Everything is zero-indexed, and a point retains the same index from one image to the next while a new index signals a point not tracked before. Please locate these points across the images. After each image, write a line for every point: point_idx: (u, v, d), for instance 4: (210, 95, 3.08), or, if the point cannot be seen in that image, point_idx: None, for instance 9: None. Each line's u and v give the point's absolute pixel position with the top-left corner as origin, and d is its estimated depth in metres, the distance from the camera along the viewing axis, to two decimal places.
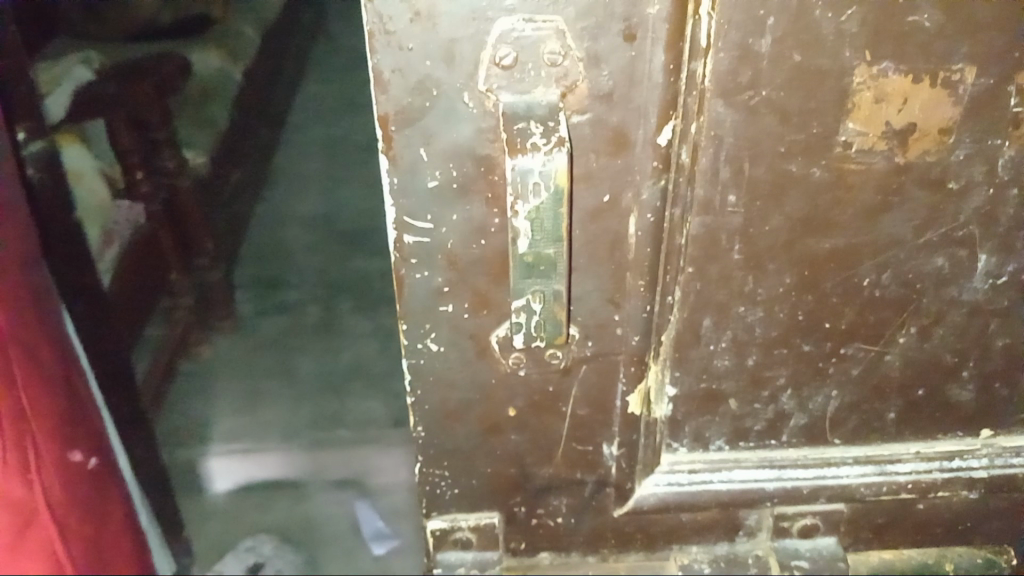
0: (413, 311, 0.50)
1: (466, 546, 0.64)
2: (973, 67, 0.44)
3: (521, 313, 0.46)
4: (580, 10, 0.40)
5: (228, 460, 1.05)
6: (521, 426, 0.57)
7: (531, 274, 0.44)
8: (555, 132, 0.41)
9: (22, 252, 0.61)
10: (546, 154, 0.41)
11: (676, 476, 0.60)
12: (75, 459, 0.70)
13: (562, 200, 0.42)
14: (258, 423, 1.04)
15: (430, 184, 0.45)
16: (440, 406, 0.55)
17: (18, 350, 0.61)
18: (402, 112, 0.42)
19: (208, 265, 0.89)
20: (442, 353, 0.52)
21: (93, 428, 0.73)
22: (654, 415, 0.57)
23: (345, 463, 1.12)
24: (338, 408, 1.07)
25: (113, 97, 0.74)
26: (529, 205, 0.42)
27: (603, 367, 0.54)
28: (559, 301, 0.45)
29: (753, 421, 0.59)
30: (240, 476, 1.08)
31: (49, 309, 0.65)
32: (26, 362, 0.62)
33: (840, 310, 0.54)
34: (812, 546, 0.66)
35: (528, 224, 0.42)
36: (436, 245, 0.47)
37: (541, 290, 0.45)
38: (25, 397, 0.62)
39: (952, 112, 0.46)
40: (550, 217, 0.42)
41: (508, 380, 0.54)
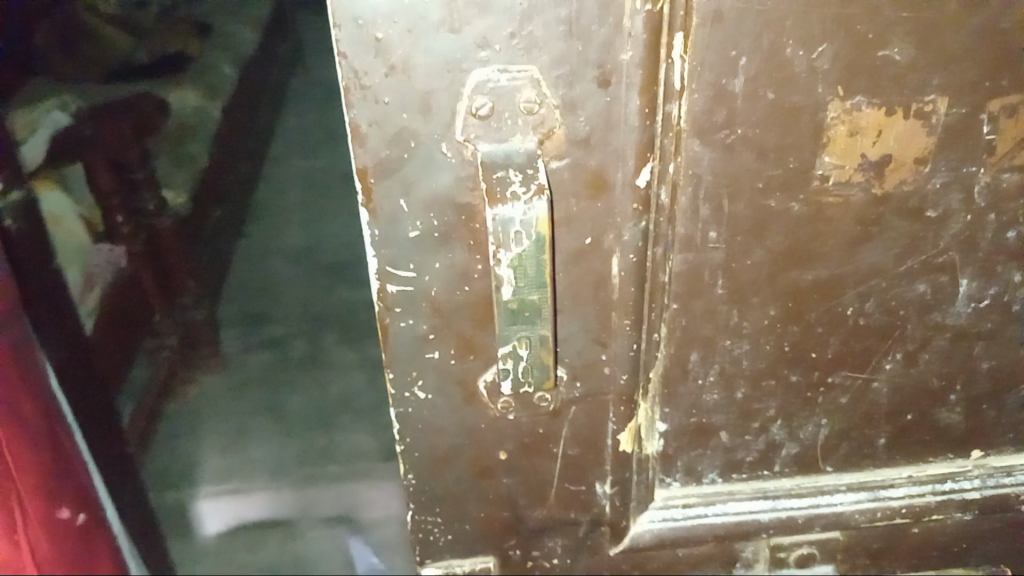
0: (399, 359, 0.50)
1: None
2: (945, 98, 0.45)
3: (508, 359, 0.45)
4: (555, 58, 0.40)
5: (217, 501, 0.99)
6: (512, 469, 0.56)
7: (516, 320, 0.44)
8: (534, 179, 0.41)
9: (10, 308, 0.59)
10: (526, 203, 0.41)
11: (671, 512, 0.60)
12: (63, 517, 0.68)
13: (544, 246, 0.42)
14: (252, 461, 0.97)
15: (411, 234, 0.45)
16: (430, 452, 0.55)
17: (2, 408, 0.59)
18: (380, 164, 0.42)
19: (190, 304, 0.82)
20: (430, 399, 0.52)
21: (82, 483, 0.71)
22: (645, 451, 0.57)
23: (335, 499, 1.03)
24: (326, 445, 0.98)
25: (91, 139, 0.71)
26: (511, 253, 0.42)
27: (593, 406, 0.54)
28: (545, 346, 0.45)
29: (745, 453, 0.59)
30: (230, 516, 1.01)
31: (34, 363, 0.64)
32: (10, 419, 0.60)
33: (825, 340, 0.54)
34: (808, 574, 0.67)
35: (511, 272, 0.42)
36: (420, 293, 0.47)
37: (527, 336, 0.44)
38: (11, 456, 0.60)
39: (925, 143, 0.46)
40: (533, 264, 0.42)
41: (497, 424, 0.53)
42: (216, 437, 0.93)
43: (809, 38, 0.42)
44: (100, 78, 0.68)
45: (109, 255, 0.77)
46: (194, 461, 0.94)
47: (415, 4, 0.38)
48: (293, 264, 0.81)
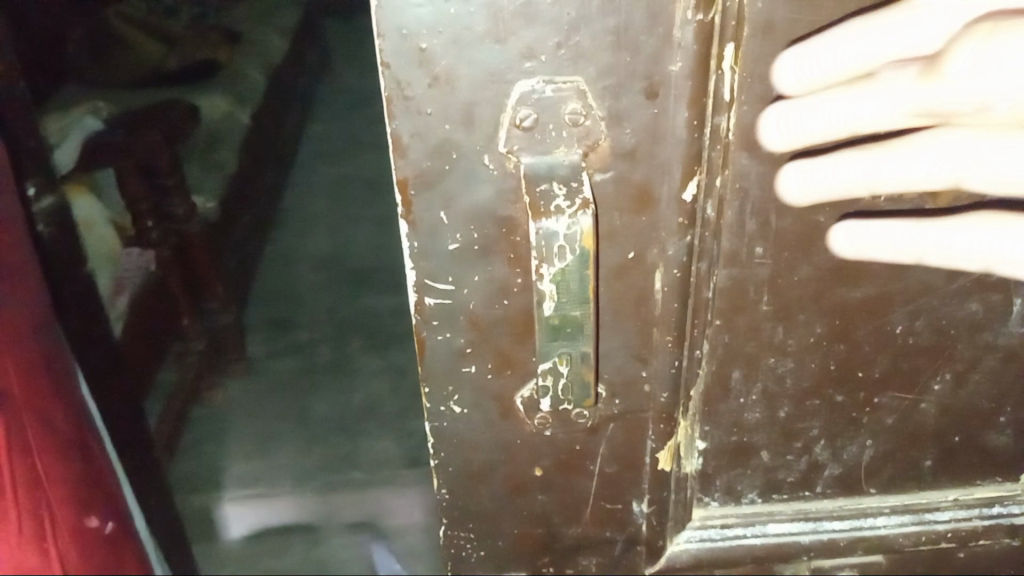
0: (436, 373, 0.48)
1: None
2: None
3: (548, 376, 0.44)
4: (601, 68, 0.39)
5: (243, 506, 0.98)
6: (547, 486, 0.54)
7: (557, 337, 0.42)
8: (579, 194, 0.40)
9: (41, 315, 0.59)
10: (570, 218, 0.40)
11: (709, 532, 0.59)
12: (91, 525, 0.68)
13: (588, 261, 0.40)
14: (275, 467, 0.94)
15: (451, 246, 0.44)
16: (464, 467, 0.53)
17: (31, 418, 0.59)
18: (421, 175, 0.41)
19: (218, 309, 0.81)
20: (466, 414, 0.50)
21: (111, 492, 0.70)
22: (684, 470, 0.56)
23: (360, 505, 1.01)
24: (349, 452, 0.94)
25: (121, 140, 0.71)
26: (553, 268, 0.40)
27: (631, 424, 0.53)
28: (587, 363, 0.43)
29: (785, 473, 0.58)
30: (254, 522, 1.01)
31: (66, 370, 0.63)
32: (37, 427, 0.59)
33: (873, 359, 0.52)
34: None
35: (553, 286, 0.41)
36: (458, 306, 0.46)
37: (567, 353, 0.43)
38: (38, 465, 0.60)
39: None
40: (576, 280, 0.41)
41: (534, 440, 0.52)
42: (245, 441, 0.91)
43: None
44: (129, 84, 0.67)
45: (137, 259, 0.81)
46: (219, 465, 0.94)
47: (460, 15, 0.37)
48: (319, 267, 0.78)
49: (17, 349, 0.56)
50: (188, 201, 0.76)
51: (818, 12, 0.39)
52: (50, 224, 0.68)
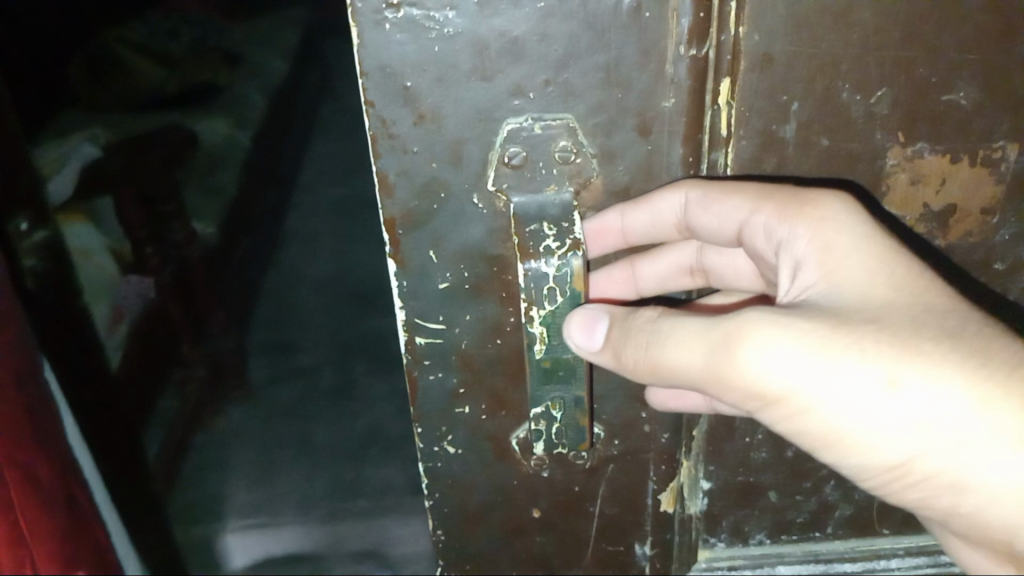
0: (429, 414, 0.47)
1: None
2: (1015, 144, 0.43)
3: (541, 420, 0.43)
4: (592, 105, 0.38)
5: (246, 535, 0.94)
6: (547, 528, 0.52)
7: (549, 379, 0.42)
8: (570, 234, 0.39)
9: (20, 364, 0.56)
10: (560, 260, 0.39)
11: (715, 573, 0.58)
12: None
13: (580, 303, 0.39)
14: None
15: (441, 285, 0.42)
16: (460, 509, 0.51)
17: (13, 473, 0.55)
18: (409, 214, 0.40)
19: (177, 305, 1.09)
20: (460, 455, 0.49)
21: (99, 546, 0.67)
22: (688, 511, 0.54)
23: (361, 535, 0.95)
24: None
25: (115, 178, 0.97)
26: (543, 310, 0.40)
27: (631, 466, 0.50)
28: (581, 407, 0.42)
29: (795, 512, 0.56)
30: (260, 553, 0.94)
31: (52, 416, 0.61)
32: (23, 487, 0.56)
33: None
34: None
35: (543, 330, 0.40)
36: (450, 346, 0.44)
37: (561, 397, 0.42)
38: (24, 524, 0.57)
39: (993, 191, 0.45)
40: (567, 322, 0.40)
41: (531, 482, 0.50)
42: None
43: (866, 82, 0.40)
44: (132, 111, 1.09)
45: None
46: None
47: (444, 53, 0.36)
48: None
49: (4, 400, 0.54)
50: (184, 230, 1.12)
51: (819, 43, 0.38)
52: (41, 258, 0.63)
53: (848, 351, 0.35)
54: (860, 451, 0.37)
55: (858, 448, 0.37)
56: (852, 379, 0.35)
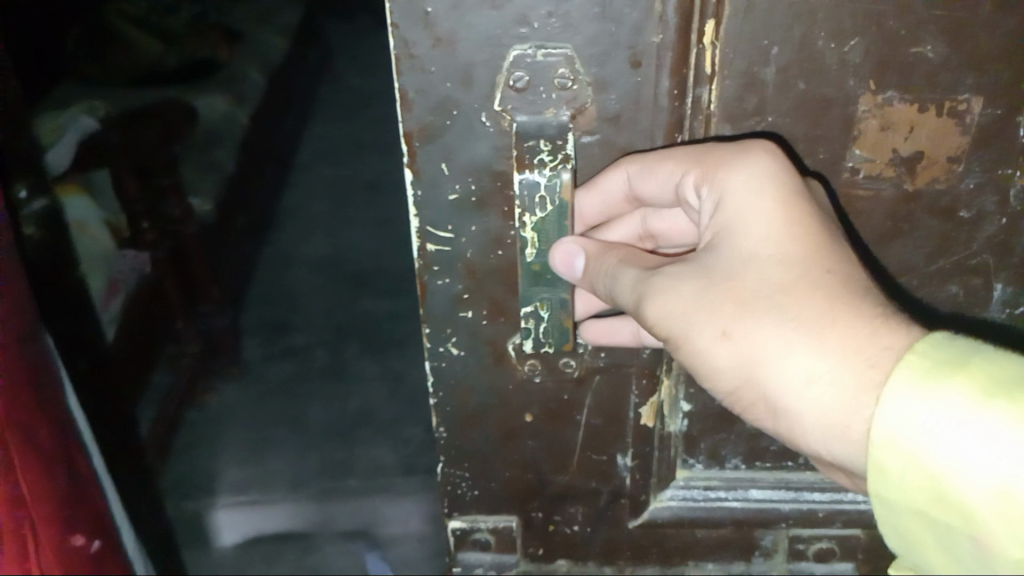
0: (435, 317, 0.52)
1: (486, 548, 0.64)
2: (979, 98, 0.47)
3: (530, 319, 0.50)
4: (588, 38, 0.43)
5: (235, 509, 1.16)
6: (537, 433, 0.58)
7: (538, 281, 0.48)
8: (562, 151, 0.45)
9: (20, 326, 0.60)
10: (552, 172, 0.45)
11: (691, 492, 0.62)
12: (76, 542, 0.68)
13: (566, 213, 0.46)
14: (271, 471, 1.23)
15: (451, 197, 0.48)
16: (460, 409, 0.57)
17: (14, 433, 0.59)
18: (424, 129, 0.45)
19: (212, 308, 1.34)
20: (462, 357, 0.54)
21: (97, 509, 0.71)
22: (667, 429, 0.59)
23: (354, 514, 1.15)
24: (344, 456, 1.27)
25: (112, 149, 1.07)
26: (535, 217, 0.47)
27: (615, 379, 0.55)
28: (565, 309, 0.50)
29: (769, 441, 0.61)
30: (248, 530, 1.13)
31: (51, 377, 0.65)
32: (22, 447, 0.60)
33: None
34: (828, 570, 0.68)
35: (534, 236, 0.47)
36: (457, 254, 0.50)
37: (548, 298, 0.49)
38: (22, 481, 0.61)
39: (960, 142, 0.49)
40: (555, 229, 0.47)
41: (525, 388, 0.55)
42: (236, 450, 1.26)
43: (841, 32, 0.44)
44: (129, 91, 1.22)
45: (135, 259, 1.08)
46: (214, 473, 1.22)
47: None
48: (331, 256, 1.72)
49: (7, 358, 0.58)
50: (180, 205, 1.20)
51: None
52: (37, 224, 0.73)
53: (697, 306, 0.43)
54: (747, 401, 0.44)
55: (741, 396, 0.44)
56: (698, 333, 0.43)
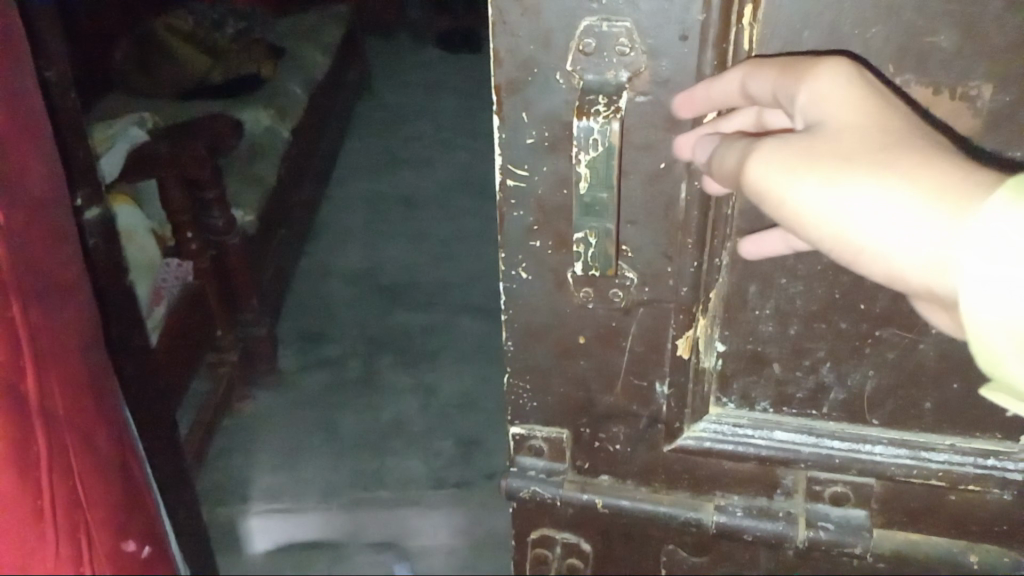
0: (510, 242, 0.63)
1: (539, 455, 0.76)
2: (989, 84, 0.54)
3: (580, 245, 0.59)
4: (646, 13, 0.53)
5: (264, 522, 1.65)
6: (589, 354, 0.68)
7: (588, 213, 0.58)
8: (615, 104, 0.54)
9: (90, 338, 0.82)
10: (604, 119, 0.54)
11: (722, 427, 0.71)
12: (127, 547, 0.93)
13: (613, 154, 0.55)
14: (306, 476, 1.73)
15: (528, 140, 0.58)
16: (526, 327, 0.68)
17: (75, 439, 0.81)
18: (511, 83, 0.56)
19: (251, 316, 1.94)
20: (530, 281, 0.65)
21: (144, 522, 0.95)
22: (702, 364, 0.68)
23: (382, 528, 1.67)
24: (377, 466, 1.76)
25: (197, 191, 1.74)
26: (588, 156, 0.55)
27: (657, 312, 0.65)
28: (610, 238, 0.59)
29: (794, 388, 0.69)
30: (276, 536, 1.66)
31: (111, 399, 0.87)
32: (82, 451, 0.82)
33: (875, 294, 0.63)
34: (842, 514, 0.75)
35: (587, 171, 0.56)
36: (530, 190, 0.60)
37: (596, 227, 0.58)
38: (79, 485, 0.83)
39: (972, 123, 0.56)
40: (605, 167, 0.55)
41: (580, 312, 0.66)
42: (267, 460, 1.78)
43: (863, 20, 0.53)
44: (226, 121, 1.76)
45: (179, 267, 1.72)
46: (250, 474, 1.73)
47: None
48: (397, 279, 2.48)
49: (77, 369, 0.80)
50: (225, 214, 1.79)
51: None
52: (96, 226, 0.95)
53: (802, 165, 0.47)
54: (846, 255, 0.48)
55: (843, 250, 0.48)
56: (806, 187, 0.47)
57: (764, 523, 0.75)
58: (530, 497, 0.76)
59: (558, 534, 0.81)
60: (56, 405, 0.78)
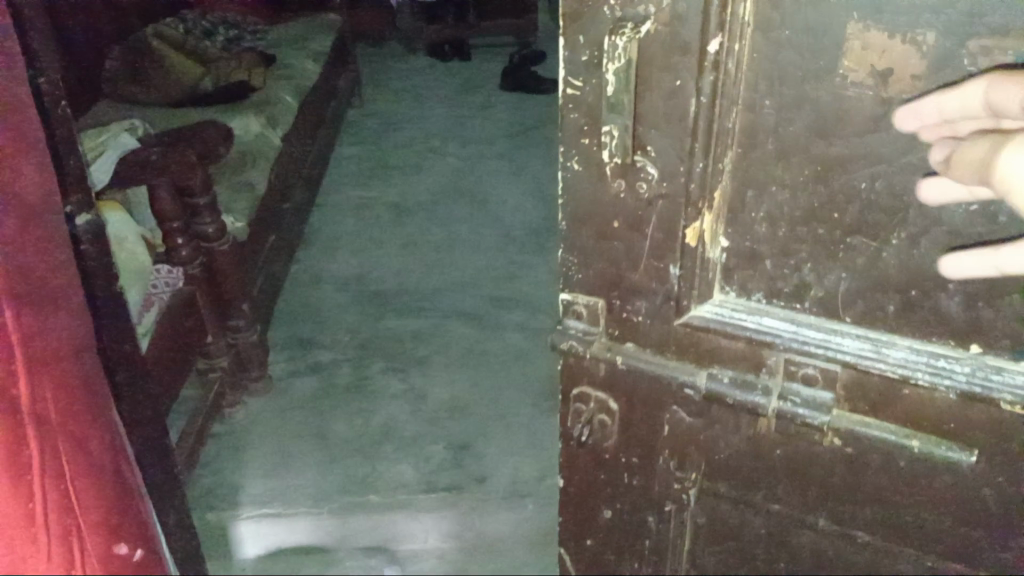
0: (568, 139, 0.85)
1: (580, 320, 0.98)
2: (934, 31, 0.68)
3: (608, 134, 0.82)
4: None
5: (255, 528, 1.90)
6: (620, 236, 0.89)
7: (613, 110, 0.80)
8: (638, 29, 0.76)
9: (80, 347, 0.96)
10: (626, 40, 0.76)
11: (724, 310, 0.89)
12: (122, 550, 1.10)
13: (631, 66, 0.77)
14: (297, 487, 1.97)
15: (582, 58, 0.80)
16: (575, 209, 0.90)
17: (65, 444, 0.98)
18: (571, 13, 0.78)
19: (243, 319, 2.24)
20: (580, 171, 0.87)
21: (142, 525, 1.12)
22: (708, 256, 0.86)
23: (372, 534, 1.93)
24: (367, 470, 2.02)
25: (187, 204, 2.01)
26: (614, 68, 0.78)
27: (671, 204, 0.85)
28: (627, 133, 0.81)
29: (783, 282, 0.86)
30: (263, 545, 1.92)
31: (100, 408, 1.00)
32: (72, 451, 0.99)
33: (844, 204, 0.79)
34: (811, 395, 0.92)
35: (613, 79, 0.79)
36: (583, 98, 0.82)
37: (617, 124, 0.81)
38: (71, 490, 1.01)
39: (920, 64, 0.69)
40: (626, 77, 0.78)
41: (617, 200, 0.87)
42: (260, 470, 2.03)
43: None
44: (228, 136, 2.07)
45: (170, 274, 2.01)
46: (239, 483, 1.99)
47: None
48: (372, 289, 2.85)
49: (72, 370, 0.96)
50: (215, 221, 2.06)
51: None
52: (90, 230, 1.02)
53: None
54: None
55: None
56: None
57: (742, 391, 0.94)
58: (567, 348, 1.00)
59: (593, 392, 1.05)
60: (49, 413, 0.96)
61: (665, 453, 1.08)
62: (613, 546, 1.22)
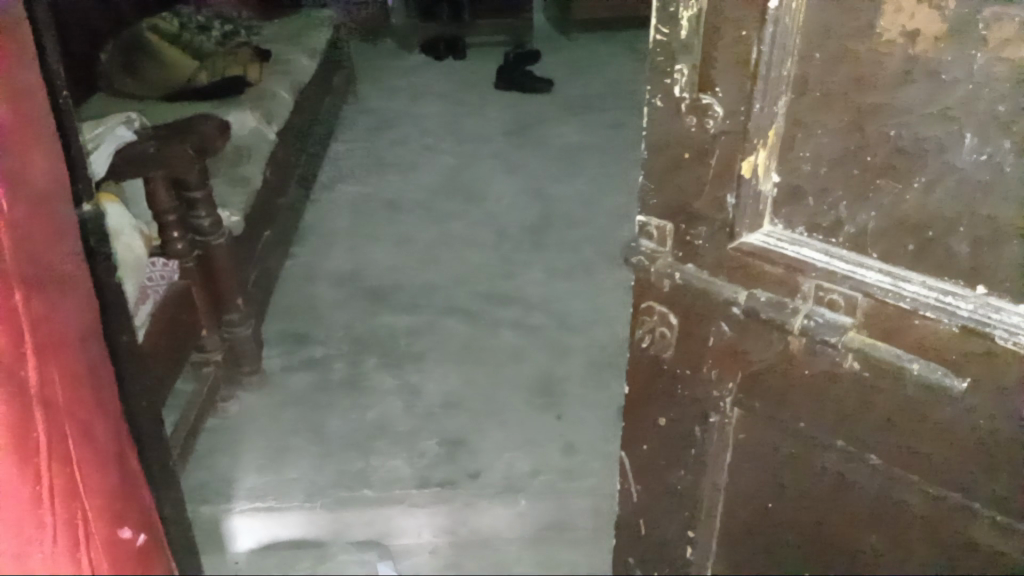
0: (654, 78, 1.04)
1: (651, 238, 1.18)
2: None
3: (679, 72, 1.01)
4: None
5: (249, 522, 2.06)
6: (689, 165, 1.07)
7: (684, 52, 0.99)
8: None
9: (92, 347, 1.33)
10: None
11: (769, 239, 1.05)
12: (126, 532, 1.48)
13: (701, 13, 0.97)
14: (294, 480, 2.17)
15: (669, 9, 0.98)
16: (655, 138, 1.09)
17: (75, 428, 1.32)
18: None
19: (238, 314, 2.34)
20: (661, 106, 1.06)
21: (143, 519, 1.52)
22: (761, 190, 1.02)
23: (367, 526, 2.09)
24: (365, 463, 2.24)
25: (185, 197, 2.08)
26: (687, 15, 0.97)
27: (731, 139, 1.01)
28: (692, 73, 1.00)
29: (821, 218, 1.01)
30: (258, 537, 2.06)
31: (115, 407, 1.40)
32: (83, 438, 1.33)
33: (876, 148, 0.93)
34: (835, 320, 1.05)
35: (687, 24, 0.98)
36: (666, 42, 1.00)
37: (687, 63, 1.00)
38: (76, 468, 1.34)
39: (942, 28, 0.83)
40: (696, 22, 0.97)
41: (688, 132, 1.05)
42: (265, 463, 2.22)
43: None
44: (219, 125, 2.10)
45: (163, 267, 2.04)
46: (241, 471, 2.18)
47: None
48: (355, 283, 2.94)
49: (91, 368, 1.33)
50: (209, 216, 2.13)
51: None
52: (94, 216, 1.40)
53: None
54: None
55: None
56: None
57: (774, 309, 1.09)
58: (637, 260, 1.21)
59: (657, 305, 1.24)
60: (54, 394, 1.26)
61: (708, 362, 1.24)
62: (664, 450, 1.41)
